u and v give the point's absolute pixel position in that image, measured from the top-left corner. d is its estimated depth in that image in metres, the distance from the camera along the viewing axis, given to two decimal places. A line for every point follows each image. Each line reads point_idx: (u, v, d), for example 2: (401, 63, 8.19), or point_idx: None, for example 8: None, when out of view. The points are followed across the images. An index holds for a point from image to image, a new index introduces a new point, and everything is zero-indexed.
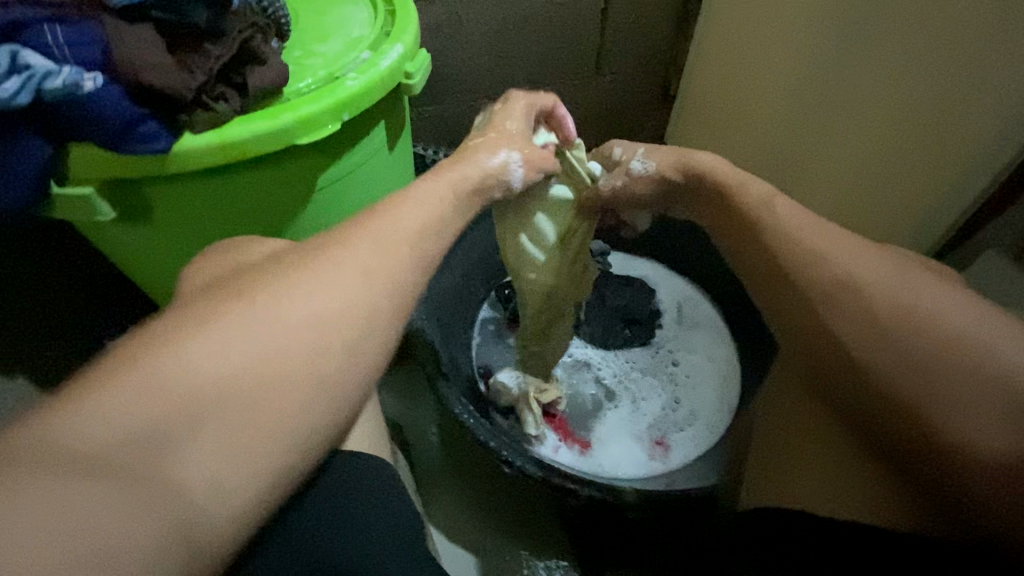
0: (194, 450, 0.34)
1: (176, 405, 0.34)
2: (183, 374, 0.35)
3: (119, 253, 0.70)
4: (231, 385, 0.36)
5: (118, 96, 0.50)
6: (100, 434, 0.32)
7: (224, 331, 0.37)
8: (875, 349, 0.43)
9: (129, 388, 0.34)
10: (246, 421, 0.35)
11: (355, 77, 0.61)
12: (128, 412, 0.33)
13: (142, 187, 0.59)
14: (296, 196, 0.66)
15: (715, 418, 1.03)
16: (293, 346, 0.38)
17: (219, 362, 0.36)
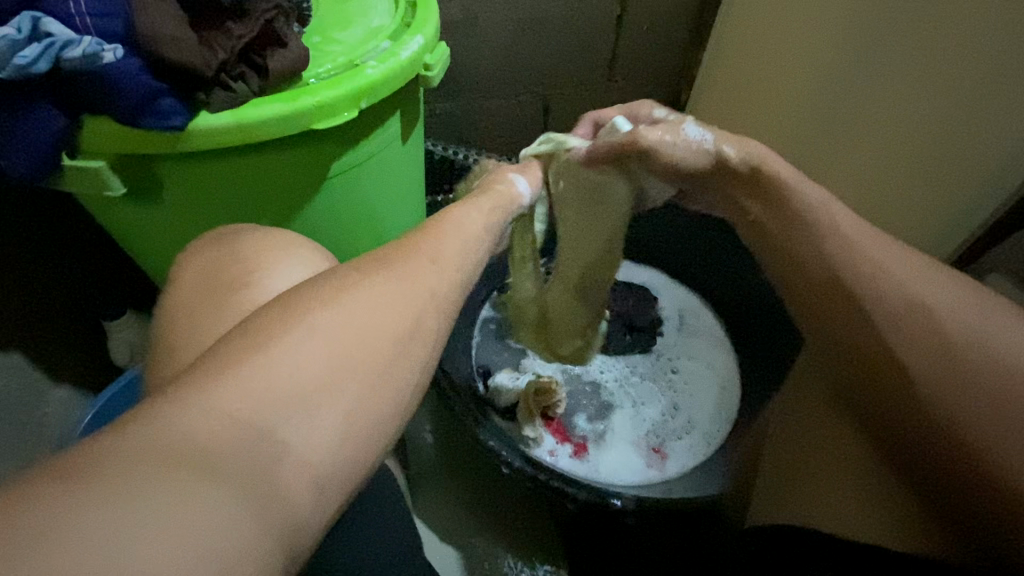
0: (299, 434, 0.33)
1: (247, 415, 0.32)
2: (255, 386, 0.33)
3: (126, 232, 0.69)
4: (332, 378, 0.35)
5: (138, 70, 0.50)
6: (198, 429, 0.31)
7: (324, 326, 0.37)
8: (919, 351, 0.44)
9: (240, 385, 0.33)
10: (313, 422, 0.34)
11: (375, 65, 0.60)
12: (242, 406, 0.32)
13: (155, 165, 0.58)
14: (308, 183, 0.65)
15: (714, 428, 1.03)
16: (348, 352, 0.36)
17: (283, 374, 0.34)
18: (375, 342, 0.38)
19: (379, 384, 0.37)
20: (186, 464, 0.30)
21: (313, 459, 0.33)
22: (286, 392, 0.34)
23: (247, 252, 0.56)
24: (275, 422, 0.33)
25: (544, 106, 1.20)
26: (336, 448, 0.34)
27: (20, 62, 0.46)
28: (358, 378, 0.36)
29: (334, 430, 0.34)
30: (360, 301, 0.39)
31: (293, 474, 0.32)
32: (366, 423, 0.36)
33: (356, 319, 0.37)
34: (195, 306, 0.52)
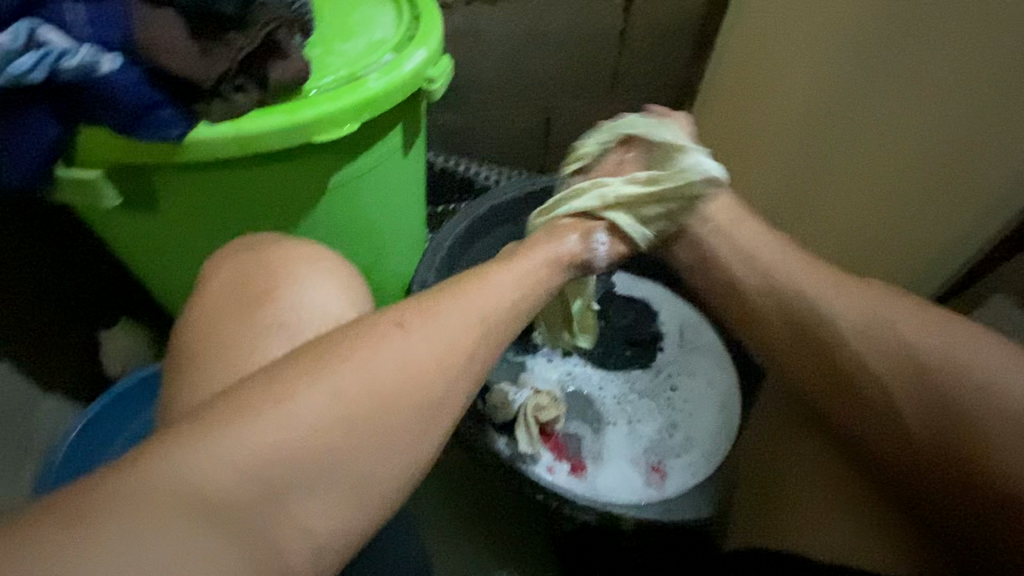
0: (308, 499, 0.35)
1: (264, 468, 0.35)
2: (270, 442, 0.35)
3: (122, 240, 0.69)
4: (353, 434, 0.37)
5: (136, 80, 0.49)
6: (217, 482, 0.33)
7: (337, 378, 0.38)
8: (907, 388, 0.47)
9: (257, 436, 0.35)
10: (328, 479, 0.36)
11: (377, 78, 0.60)
12: (255, 459, 0.35)
13: (151, 176, 0.57)
14: (307, 196, 0.65)
15: (715, 446, 1.01)
16: (363, 408, 0.38)
17: (297, 431, 0.36)
18: (379, 388, 0.39)
19: (384, 435, 0.38)
20: (191, 512, 0.32)
21: (324, 508, 0.36)
22: (297, 450, 0.36)
23: (260, 267, 0.55)
24: (291, 475, 0.35)
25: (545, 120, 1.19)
26: (347, 503, 0.37)
27: (15, 70, 0.45)
28: (367, 432, 0.38)
29: (338, 490, 0.36)
30: (373, 346, 0.40)
31: (292, 530, 0.34)
32: (376, 472, 0.38)
33: (370, 364, 0.39)
34: (210, 322, 0.51)
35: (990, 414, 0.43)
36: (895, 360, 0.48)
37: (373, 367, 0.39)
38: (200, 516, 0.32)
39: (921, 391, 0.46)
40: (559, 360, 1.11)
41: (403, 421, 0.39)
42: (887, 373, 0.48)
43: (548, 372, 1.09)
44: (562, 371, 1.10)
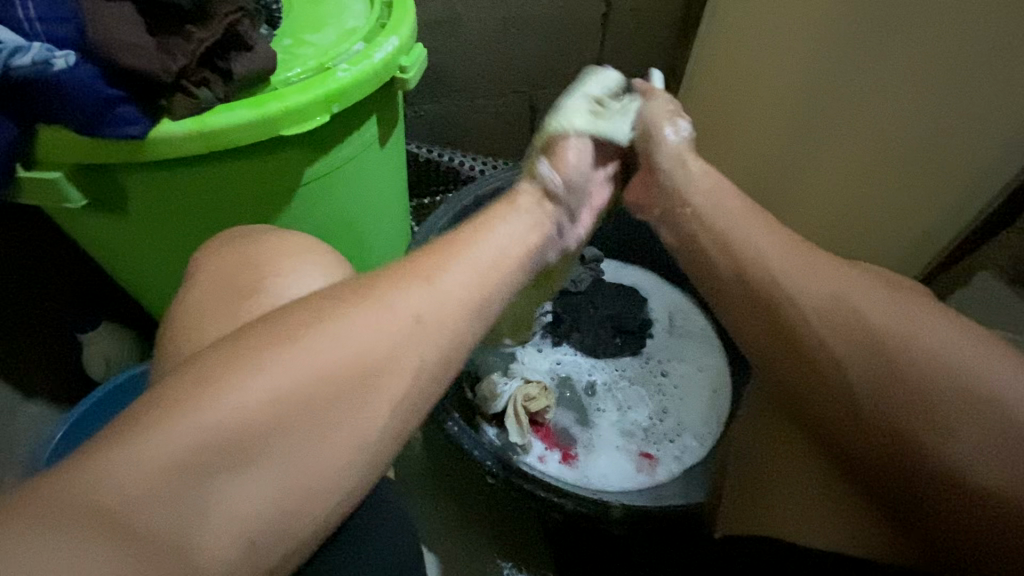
0: (238, 491, 0.32)
1: (179, 465, 0.31)
2: (190, 431, 0.32)
3: (93, 241, 0.67)
4: (280, 417, 0.34)
5: (93, 77, 0.48)
6: (132, 485, 0.30)
7: (270, 362, 0.35)
8: (861, 374, 0.42)
9: (183, 424, 0.32)
10: (260, 469, 0.33)
11: (347, 68, 0.58)
12: (181, 454, 0.31)
13: (118, 175, 0.56)
14: (280, 191, 0.63)
15: (706, 430, 1.02)
16: (302, 390, 0.35)
17: (224, 422, 0.33)
18: (323, 366, 0.36)
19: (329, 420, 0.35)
20: (98, 524, 0.29)
21: (256, 504, 0.32)
22: (229, 439, 0.32)
23: (231, 265, 0.53)
24: (209, 466, 0.32)
25: (528, 107, 1.18)
26: (284, 485, 0.33)
27: None
28: (310, 410, 0.35)
29: (274, 482, 0.33)
30: (319, 324, 0.37)
31: (220, 527, 0.31)
32: (318, 463, 0.34)
33: (320, 343, 0.36)
34: (188, 316, 0.50)
35: (960, 401, 0.38)
36: (844, 350, 0.43)
37: (317, 347, 0.36)
38: (106, 526, 0.29)
39: (883, 382, 0.41)
40: (549, 349, 1.11)
41: (343, 411, 0.36)
42: (831, 365, 0.43)
43: (538, 362, 1.09)
44: (552, 361, 1.10)
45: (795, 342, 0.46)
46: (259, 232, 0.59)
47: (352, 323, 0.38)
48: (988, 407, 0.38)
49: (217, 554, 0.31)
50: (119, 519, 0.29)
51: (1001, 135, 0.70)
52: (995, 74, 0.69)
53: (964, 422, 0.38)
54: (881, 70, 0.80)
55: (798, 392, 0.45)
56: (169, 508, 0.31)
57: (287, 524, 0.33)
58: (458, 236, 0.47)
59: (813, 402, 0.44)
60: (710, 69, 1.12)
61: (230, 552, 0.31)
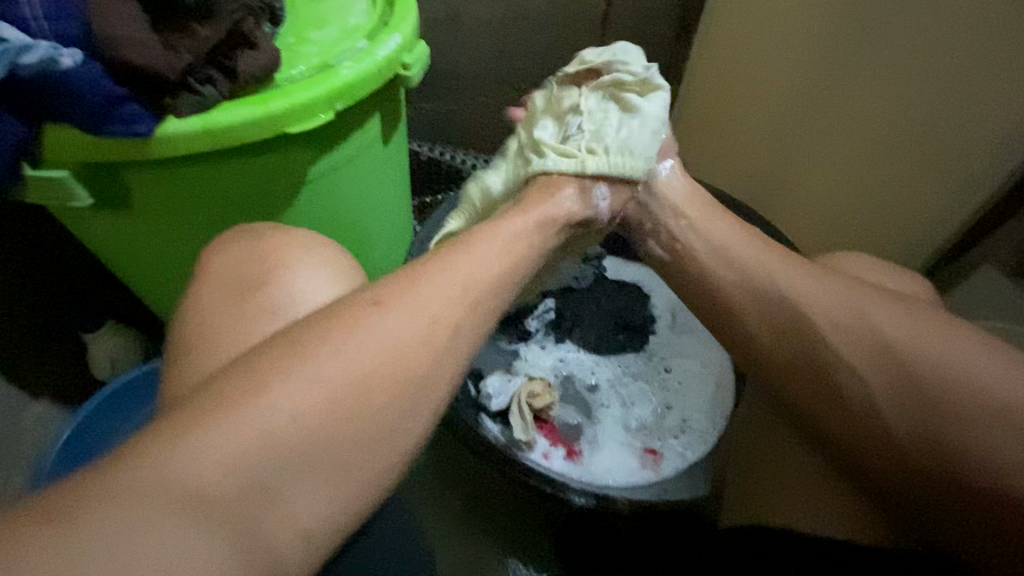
0: (302, 489, 0.35)
1: (238, 465, 0.34)
2: (246, 433, 0.34)
3: (97, 240, 0.68)
4: (319, 424, 0.36)
5: (98, 75, 0.48)
6: (211, 479, 0.32)
7: (321, 370, 0.37)
8: (872, 365, 0.44)
9: (251, 424, 0.34)
10: (310, 471, 0.35)
11: (350, 65, 0.59)
12: (251, 452, 0.34)
13: (124, 173, 0.56)
14: (284, 188, 0.63)
15: (710, 425, 1.02)
16: (340, 398, 0.37)
17: (271, 424, 0.35)
18: (357, 372, 0.38)
19: (379, 425, 0.37)
20: (184, 520, 0.31)
21: (319, 502, 0.35)
22: (294, 441, 0.35)
23: (239, 262, 0.53)
24: (263, 469, 0.34)
25: None
26: (332, 485, 0.35)
27: None
28: (366, 410, 0.37)
29: (333, 478, 0.36)
30: (361, 328, 0.39)
31: (288, 519, 0.34)
32: (370, 466, 0.37)
33: (365, 345, 0.38)
34: (197, 312, 0.50)
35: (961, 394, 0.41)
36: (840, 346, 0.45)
37: (363, 353, 0.38)
38: (192, 525, 0.31)
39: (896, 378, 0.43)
40: (552, 346, 1.11)
41: (377, 413, 0.38)
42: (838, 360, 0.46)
43: (541, 359, 1.09)
44: (555, 357, 1.10)
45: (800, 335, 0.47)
46: (265, 228, 0.59)
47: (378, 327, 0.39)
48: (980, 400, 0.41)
49: (292, 547, 0.34)
50: (202, 514, 0.32)
51: None
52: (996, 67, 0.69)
53: (965, 417, 0.41)
54: (883, 64, 0.81)
55: (801, 383, 0.47)
56: (245, 502, 0.33)
57: (343, 518, 0.36)
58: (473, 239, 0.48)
59: (824, 391, 0.46)
60: (711, 65, 1.12)
61: (298, 547, 0.34)
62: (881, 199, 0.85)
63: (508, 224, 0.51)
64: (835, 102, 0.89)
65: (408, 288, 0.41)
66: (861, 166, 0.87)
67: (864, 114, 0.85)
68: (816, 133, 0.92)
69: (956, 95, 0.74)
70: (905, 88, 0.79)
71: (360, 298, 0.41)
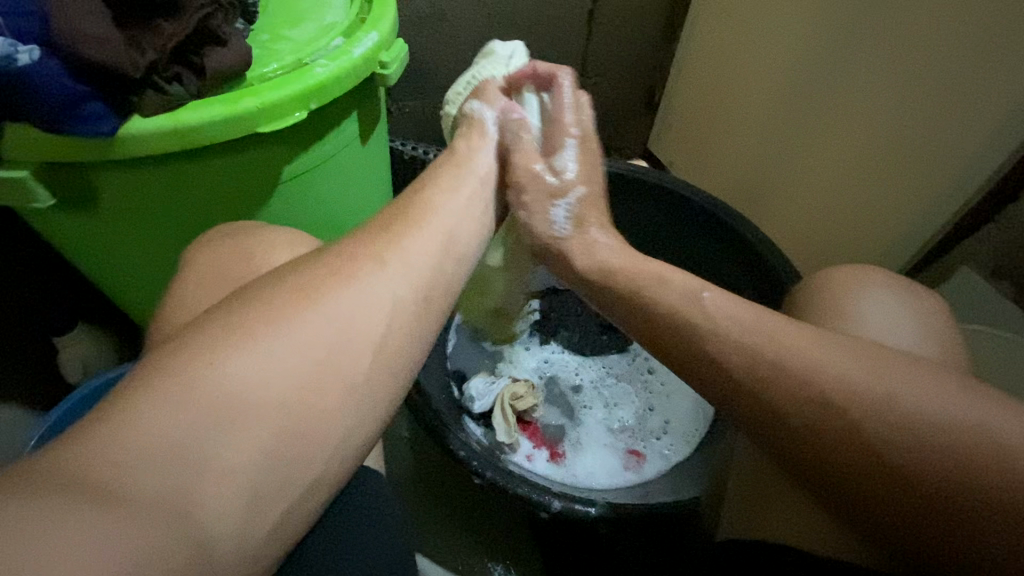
0: (232, 452, 0.32)
1: (169, 440, 0.31)
2: (179, 406, 0.32)
3: (65, 241, 0.66)
4: (268, 391, 0.34)
5: (58, 72, 0.46)
6: (141, 444, 0.30)
7: (271, 340, 0.35)
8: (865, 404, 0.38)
9: (184, 391, 0.32)
10: (248, 437, 0.33)
11: (324, 64, 0.57)
12: (182, 418, 0.32)
13: (89, 173, 0.55)
14: (259, 189, 0.62)
15: (693, 427, 1.02)
16: (286, 369, 0.35)
17: (213, 397, 0.33)
18: (300, 348, 0.36)
19: (321, 387, 0.36)
20: (98, 494, 0.28)
21: (252, 464, 0.33)
22: (225, 403, 0.33)
23: (206, 267, 0.51)
24: (197, 437, 0.32)
25: None
26: (270, 455, 0.33)
27: None
28: (304, 374, 0.36)
29: (272, 437, 0.34)
30: (301, 298, 0.38)
31: (221, 483, 0.32)
32: (313, 427, 0.35)
33: (307, 316, 0.37)
34: (165, 316, 0.48)
35: (969, 444, 0.36)
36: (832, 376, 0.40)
37: (306, 322, 0.37)
38: (108, 497, 0.28)
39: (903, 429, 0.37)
40: (536, 347, 1.11)
41: (328, 382, 0.36)
42: (832, 410, 0.39)
43: (525, 360, 1.09)
44: (539, 359, 1.09)
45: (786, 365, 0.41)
46: (240, 229, 0.58)
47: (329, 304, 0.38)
48: (982, 446, 0.36)
49: (222, 516, 0.31)
50: (118, 487, 0.29)
51: (980, 135, 0.71)
52: (974, 70, 0.70)
53: (980, 473, 0.35)
54: (863, 67, 0.81)
55: (796, 437, 0.40)
56: (169, 468, 0.30)
57: (282, 483, 0.34)
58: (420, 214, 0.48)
59: (817, 449, 0.39)
60: (696, 66, 1.12)
61: (229, 516, 0.31)
62: (863, 200, 0.85)
63: (438, 203, 0.51)
64: (817, 103, 0.89)
65: (350, 265, 0.40)
66: (842, 168, 0.87)
67: (846, 116, 0.85)
68: (799, 135, 0.92)
69: (934, 100, 0.74)
70: (885, 91, 0.79)
71: (304, 271, 0.40)
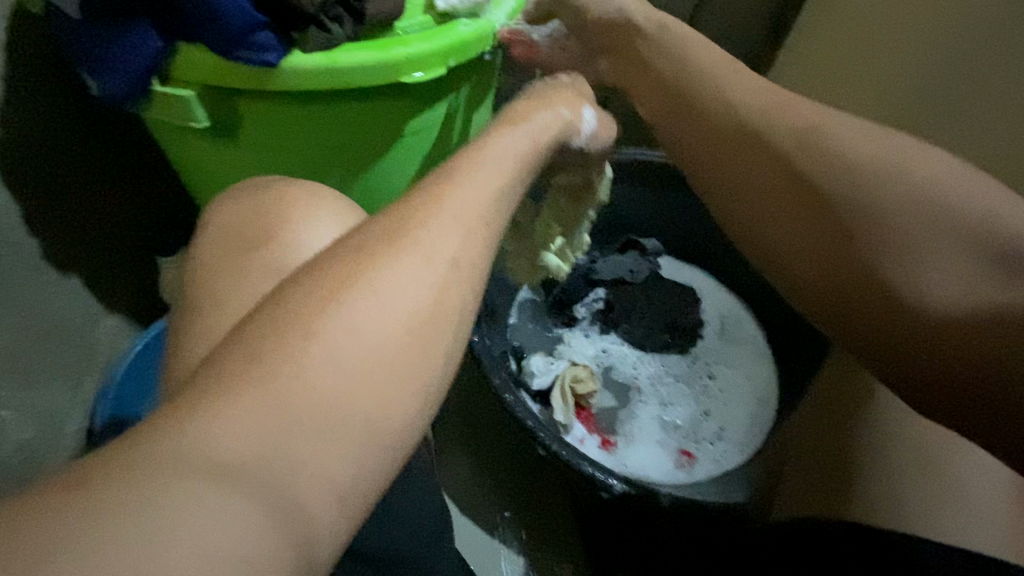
0: (332, 449, 0.27)
1: (238, 452, 0.26)
2: (254, 412, 0.27)
3: (191, 166, 0.69)
4: (362, 385, 0.29)
5: (245, 3, 0.50)
6: (234, 445, 0.26)
7: (336, 325, 0.30)
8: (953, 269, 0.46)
9: (299, 373, 0.28)
10: (333, 430, 0.28)
11: (468, 24, 0.59)
12: (270, 416, 0.27)
13: (236, 101, 0.57)
14: (378, 139, 0.64)
15: (748, 438, 1.01)
16: (377, 364, 0.30)
17: (292, 392, 0.28)
18: (398, 324, 0.31)
19: (408, 383, 0.31)
20: (224, 467, 0.25)
21: (358, 463, 0.28)
22: (312, 409, 0.28)
23: (236, 224, 0.54)
24: (287, 437, 0.27)
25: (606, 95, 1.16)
26: (367, 447, 0.28)
27: None
28: (401, 373, 0.30)
29: (372, 433, 0.29)
30: (371, 290, 0.31)
31: (320, 480, 0.27)
32: (417, 416, 0.31)
33: (383, 313, 0.31)
34: (212, 266, 0.51)
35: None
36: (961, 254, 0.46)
37: (396, 304, 0.31)
38: (227, 475, 0.25)
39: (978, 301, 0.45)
40: (596, 336, 1.11)
41: (430, 358, 0.32)
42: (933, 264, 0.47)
43: (584, 347, 1.09)
44: (598, 347, 1.10)
45: (886, 276, 0.48)
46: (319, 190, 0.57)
47: (409, 291, 0.32)
48: None
49: (327, 514, 0.27)
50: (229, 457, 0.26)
51: None
52: None
53: None
54: None
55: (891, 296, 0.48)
56: (271, 463, 0.26)
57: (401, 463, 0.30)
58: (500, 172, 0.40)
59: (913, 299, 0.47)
60: None
61: (332, 515, 0.27)
62: None
63: (513, 142, 0.44)
64: None
65: (409, 251, 0.33)
66: None
67: None
68: None
69: None
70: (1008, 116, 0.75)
71: (364, 254, 0.32)
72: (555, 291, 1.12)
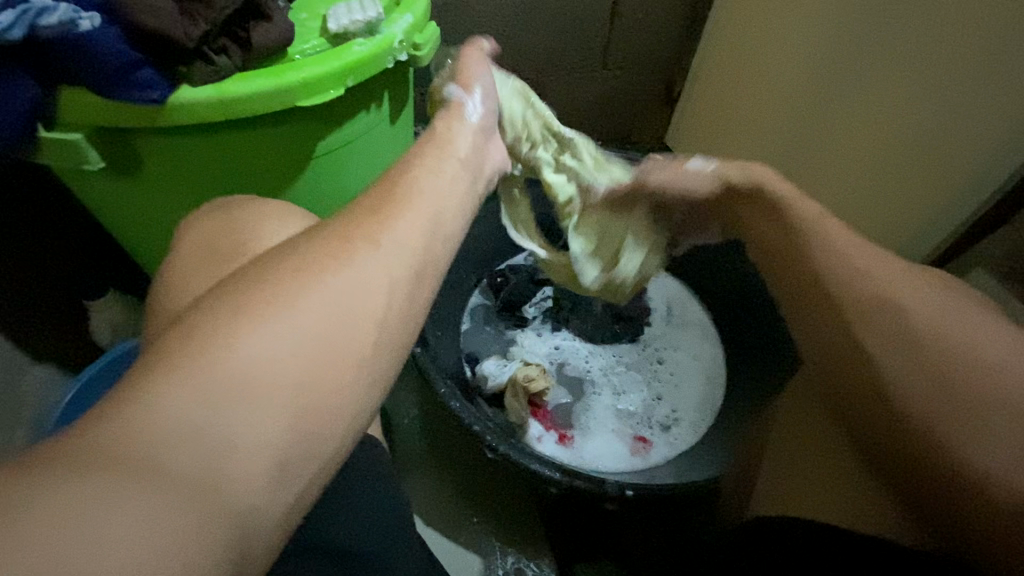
0: (258, 422, 0.30)
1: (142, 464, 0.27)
2: (155, 424, 0.28)
3: (104, 208, 0.69)
4: (270, 384, 0.31)
5: (116, 39, 0.49)
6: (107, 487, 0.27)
7: (236, 335, 0.31)
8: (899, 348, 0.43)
9: (192, 390, 0.29)
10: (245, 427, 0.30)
11: (363, 43, 0.59)
12: (201, 399, 0.29)
13: (133, 139, 0.57)
14: (291, 162, 0.64)
15: (699, 417, 1.04)
16: (285, 365, 0.32)
17: (197, 398, 0.29)
18: (299, 332, 0.33)
19: (338, 366, 0.33)
20: (145, 458, 0.27)
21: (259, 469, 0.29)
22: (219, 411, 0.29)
23: (199, 239, 0.53)
24: (187, 449, 0.28)
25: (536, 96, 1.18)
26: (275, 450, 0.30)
27: None
28: (308, 373, 0.32)
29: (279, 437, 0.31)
30: (286, 293, 0.33)
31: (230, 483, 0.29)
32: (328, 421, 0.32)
33: (283, 322, 0.33)
34: (174, 277, 0.50)
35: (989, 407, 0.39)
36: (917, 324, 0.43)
37: (299, 311, 0.33)
38: (145, 470, 0.27)
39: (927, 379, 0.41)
40: (548, 333, 1.13)
41: (342, 359, 0.33)
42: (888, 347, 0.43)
43: (537, 346, 1.11)
44: (551, 344, 1.12)
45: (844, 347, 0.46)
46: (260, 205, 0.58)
47: (316, 296, 0.34)
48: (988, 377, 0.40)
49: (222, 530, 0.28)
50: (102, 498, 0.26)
51: None
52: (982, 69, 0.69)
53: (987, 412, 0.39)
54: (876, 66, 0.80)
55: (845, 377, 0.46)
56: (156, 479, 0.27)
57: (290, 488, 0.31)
58: (422, 197, 0.42)
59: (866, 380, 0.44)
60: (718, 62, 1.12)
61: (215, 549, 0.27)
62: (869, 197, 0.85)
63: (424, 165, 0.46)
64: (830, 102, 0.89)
65: (308, 267, 0.35)
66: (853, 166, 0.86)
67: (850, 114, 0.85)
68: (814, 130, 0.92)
69: None
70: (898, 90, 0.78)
71: (298, 251, 0.36)
72: (503, 293, 1.14)
